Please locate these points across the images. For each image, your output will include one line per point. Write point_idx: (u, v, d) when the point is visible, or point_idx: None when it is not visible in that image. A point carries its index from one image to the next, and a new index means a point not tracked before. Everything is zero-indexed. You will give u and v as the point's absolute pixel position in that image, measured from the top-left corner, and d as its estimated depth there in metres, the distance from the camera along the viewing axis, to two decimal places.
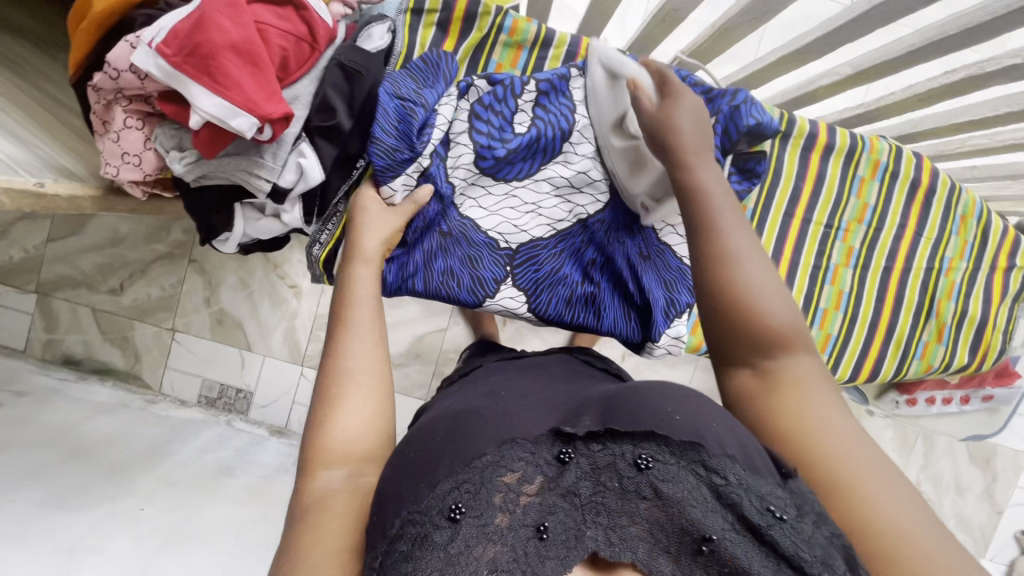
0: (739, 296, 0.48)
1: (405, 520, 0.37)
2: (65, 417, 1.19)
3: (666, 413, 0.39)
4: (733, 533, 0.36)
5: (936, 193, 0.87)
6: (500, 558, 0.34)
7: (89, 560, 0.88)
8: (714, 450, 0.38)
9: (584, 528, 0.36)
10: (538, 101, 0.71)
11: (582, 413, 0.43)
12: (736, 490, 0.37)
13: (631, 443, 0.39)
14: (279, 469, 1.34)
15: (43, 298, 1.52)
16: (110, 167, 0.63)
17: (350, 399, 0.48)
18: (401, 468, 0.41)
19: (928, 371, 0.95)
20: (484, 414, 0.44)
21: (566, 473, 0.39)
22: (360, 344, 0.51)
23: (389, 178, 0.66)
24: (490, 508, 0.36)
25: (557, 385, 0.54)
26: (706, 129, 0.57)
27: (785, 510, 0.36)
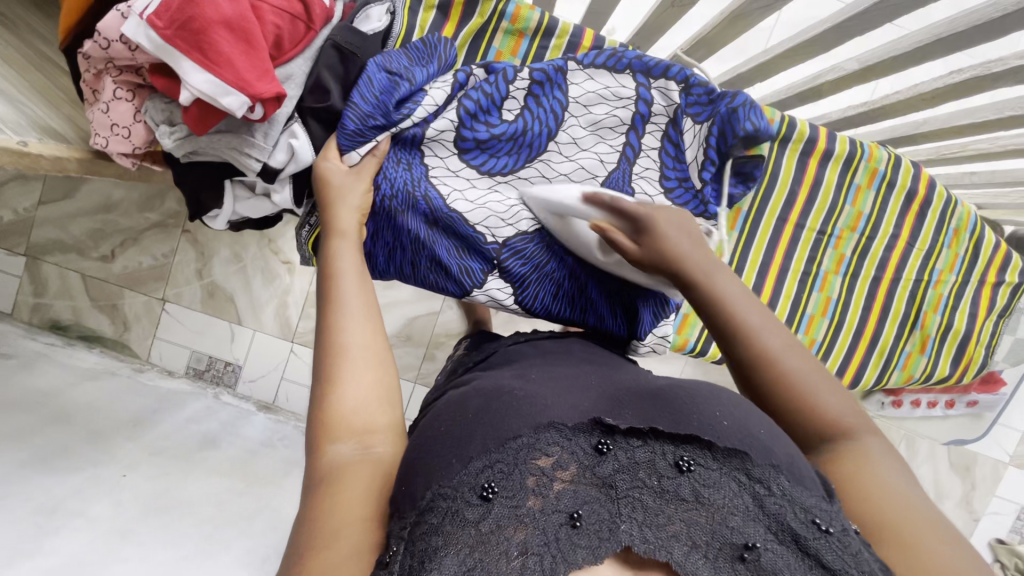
0: (788, 392, 0.49)
1: (436, 494, 0.38)
2: (51, 382, 1.20)
3: (717, 418, 0.43)
4: (774, 543, 0.38)
5: (932, 205, 0.86)
6: (531, 541, 0.36)
7: (69, 524, 0.89)
8: (759, 461, 0.41)
9: (618, 521, 0.38)
10: (531, 89, 0.71)
11: (624, 407, 0.46)
12: (778, 501, 0.40)
13: (673, 445, 0.42)
14: (266, 443, 1.35)
15: (32, 262, 1.51)
16: (99, 138, 0.63)
17: (349, 372, 0.48)
18: (428, 444, 0.43)
19: (909, 381, 0.97)
20: (518, 395, 0.45)
21: (602, 464, 0.41)
22: (353, 321, 0.51)
23: (355, 144, 0.64)
24: (522, 490, 0.38)
25: (588, 369, 0.57)
26: (692, 232, 0.59)
27: (831, 524, 0.39)
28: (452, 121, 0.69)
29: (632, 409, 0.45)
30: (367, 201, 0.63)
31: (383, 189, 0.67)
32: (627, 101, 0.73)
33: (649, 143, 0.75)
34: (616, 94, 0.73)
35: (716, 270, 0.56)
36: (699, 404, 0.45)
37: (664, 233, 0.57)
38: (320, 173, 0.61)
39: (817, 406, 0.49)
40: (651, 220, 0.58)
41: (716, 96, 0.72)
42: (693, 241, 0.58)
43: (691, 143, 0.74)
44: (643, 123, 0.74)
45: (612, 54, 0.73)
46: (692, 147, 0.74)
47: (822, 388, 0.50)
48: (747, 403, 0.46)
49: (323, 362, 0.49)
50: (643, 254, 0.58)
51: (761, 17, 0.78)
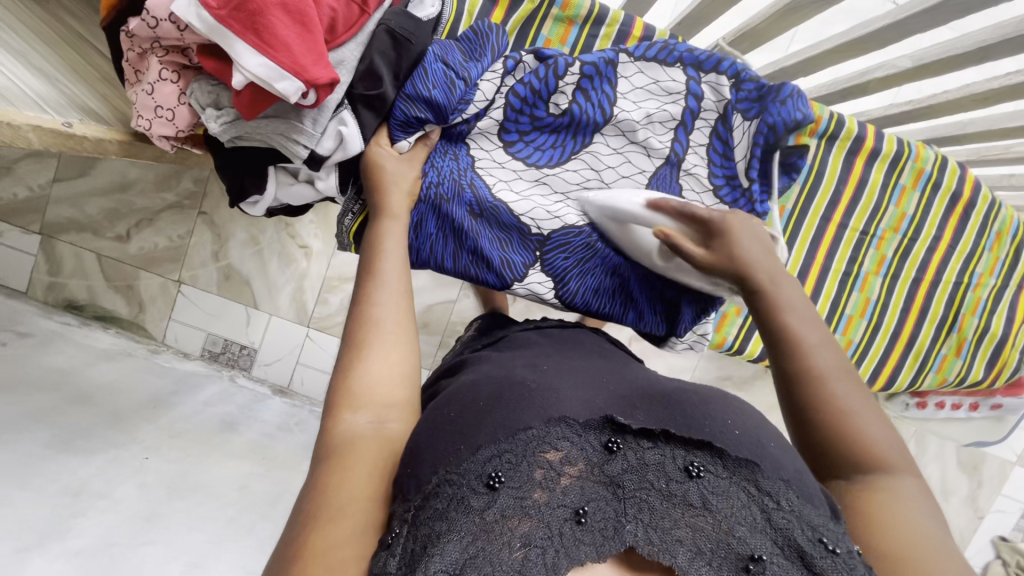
0: (834, 414, 0.47)
1: (442, 480, 0.37)
2: (68, 362, 1.19)
3: (728, 426, 0.43)
4: (780, 557, 0.36)
5: (976, 208, 0.85)
6: (534, 534, 0.34)
7: (95, 504, 0.89)
8: (769, 473, 0.40)
9: (623, 521, 0.36)
10: (580, 84, 0.69)
11: (635, 407, 0.45)
12: (786, 515, 0.38)
13: (684, 450, 0.40)
14: (282, 427, 1.36)
15: (47, 240, 1.49)
16: (143, 120, 0.61)
17: (376, 347, 0.48)
18: (441, 426, 0.42)
19: (942, 383, 0.96)
20: (532, 386, 0.45)
21: (612, 462, 0.39)
22: (388, 296, 0.51)
23: (404, 133, 0.64)
24: (529, 483, 0.37)
25: (599, 364, 0.56)
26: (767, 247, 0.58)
27: (838, 544, 0.38)
28: (497, 119, 0.69)
29: (646, 411, 0.44)
30: (416, 187, 0.63)
31: (430, 177, 0.65)
32: (677, 97, 0.72)
33: (698, 140, 0.73)
34: (666, 89, 0.72)
35: (784, 287, 0.55)
36: (711, 409, 0.44)
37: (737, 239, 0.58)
38: (372, 158, 0.61)
39: (861, 435, 0.46)
40: (722, 224, 0.59)
41: (766, 92, 0.69)
42: (764, 250, 0.58)
43: (740, 140, 0.72)
44: (692, 119, 0.73)
45: (664, 46, 0.72)
46: (740, 145, 0.72)
47: (876, 426, 0.47)
48: (764, 420, 0.45)
49: (354, 330, 0.49)
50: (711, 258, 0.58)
51: (815, 11, 0.76)
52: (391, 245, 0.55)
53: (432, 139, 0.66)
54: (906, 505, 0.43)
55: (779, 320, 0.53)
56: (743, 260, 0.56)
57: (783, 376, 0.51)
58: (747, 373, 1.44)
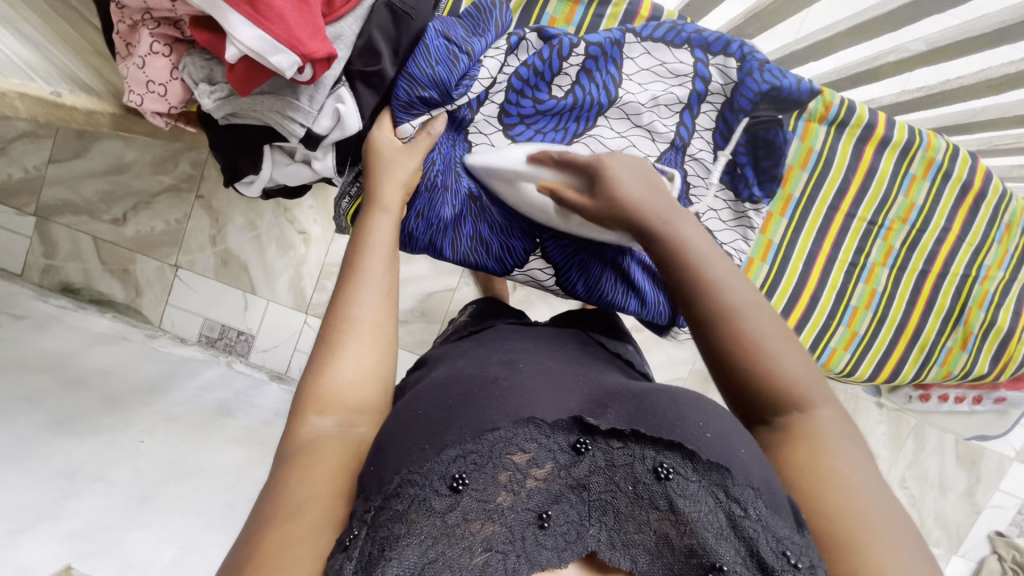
0: (744, 350, 0.46)
1: (404, 480, 0.37)
2: (64, 345, 1.18)
3: (699, 429, 0.40)
4: (743, 569, 0.35)
5: (986, 199, 0.84)
6: (496, 538, 0.34)
7: (89, 486, 0.88)
8: (740, 481, 0.38)
9: (586, 525, 0.36)
10: (585, 65, 0.67)
11: (607, 406, 0.44)
12: (753, 525, 0.37)
13: (654, 450, 0.39)
14: (278, 413, 1.36)
15: (43, 222, 1.48)
16: (134, 96, 0.59)
17: (350, 347, 0.47)
18: (407, 424, 0.43)
19: (946, 377, 0.96)
20: (504, 386, 0.45)
21: (578, 464, 0.38)
22: (368, 296, 0.50)
23: (409, 116, 0.62)
24: (494, 486, 0.36)
25: (575, 364, 0.54)
26: (653, 183, 0.54)
27: (801, 559, 0.37)
28: (499, 103, 0.67)
29: (616, 410, 0.43)
30: (416, 178, 0.59)
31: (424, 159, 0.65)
32: (684, 79, 0.70)
33: (704, 124, 0.72)
34: (673, 71, 0.70)
35: (680, 220, 0.52)
36: (682, 412, 0.41)
37: (619, 180, 0.53)
38: (374, 144, 0.59)
39: (772, 369, 0.46)
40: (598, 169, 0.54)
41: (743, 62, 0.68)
42: (648, 184, 0.54)
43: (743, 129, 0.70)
44: (699, 102, 0.71)
45: (672, 26, 0.70)
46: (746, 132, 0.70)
47: (783, 353, 0.47)
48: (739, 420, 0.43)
49: (329, 328, 0.48)
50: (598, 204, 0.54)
51: None
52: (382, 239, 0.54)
53: (436, 129, 0.62)
54: (831, 446, 0.44)
55: (686, 259, 0.49)
56: (630, 202, 0.52)
57: (692, 317, 0.49)
58: None
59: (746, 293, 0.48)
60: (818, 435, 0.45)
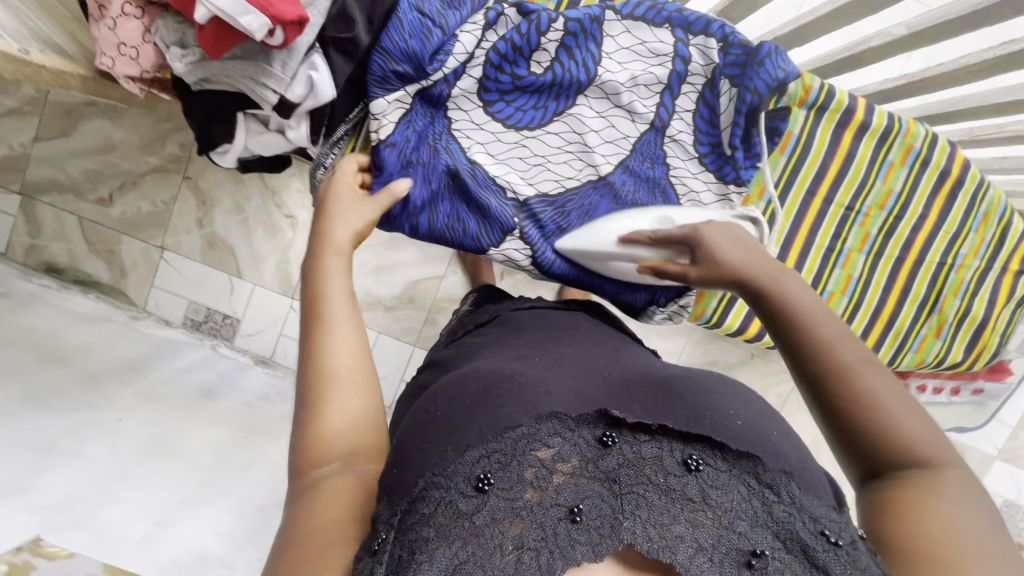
0: (864, 408, 0.46)
1: (428, 483, 0.39)
2: (45, 323, 1.18)
3: (730, 416, 0.46)
4: (781, 551, 0.39)
5: (963, 187, 0.84)
6: (527, 536, 0.36)
7: (64, 461, 0.88)
8: (770, 466, 0.43)
9: (619, 518, 0.38)
10: (564, 41, 0.66)
11: (632, 400, 0.47)
12: (787, 508, 0.41)
13: (681, 443, 0.43)
14: (262, 397, 1.35)
15: (28, 201, 1.47)
16: (105, 58, 0.59)
17: (336, 396, 0.47)
18: (425, 427, 0.45)
19: (920, 365, 0.96)
20: (520, 380, 0.46)
21: (606, 458, 0.41)
22: (343, 343, 0.50)
23: (383, 90, 0.63)
24: (519, 483, 0.38)
25: (593, 348, 0.58)
26: (749, 247, 0.57)
27: (839, 535, 0.40)
28: (476, 77, 0.67)
29: (642, 404, 0.46)
30: (368, 229, 0.61)
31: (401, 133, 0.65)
32: (664, 58, 0.70)
33: (683, 105, 0.72)
34: (653, 50, 0.70)
35: (788, 283, 0.53)
36: (713, 402, 0.47)
37: (715, 245, 0.58)
38: (330, 187, 0.61)
39: (894, 427, 0.45)
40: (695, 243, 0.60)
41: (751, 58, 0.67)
42: (744, 246, 0.58)
43: (726, 107, 0.70)
44: (679, 83, 0.71)
45: (652, 6, 0.68)
46: (726, 112, 0.71)
47: (904, 412, 0.46)
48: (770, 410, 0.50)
49: (308, 384, 0.48)
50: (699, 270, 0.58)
51: None
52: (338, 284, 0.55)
53: (398, 190, 0.63)
54: (938, 491, 0.43)
55: (792, 318, 0.50)
56: (732, 266, 0.56)
57: (804, 376, 0.49)
58: (733, 359, 1.44)
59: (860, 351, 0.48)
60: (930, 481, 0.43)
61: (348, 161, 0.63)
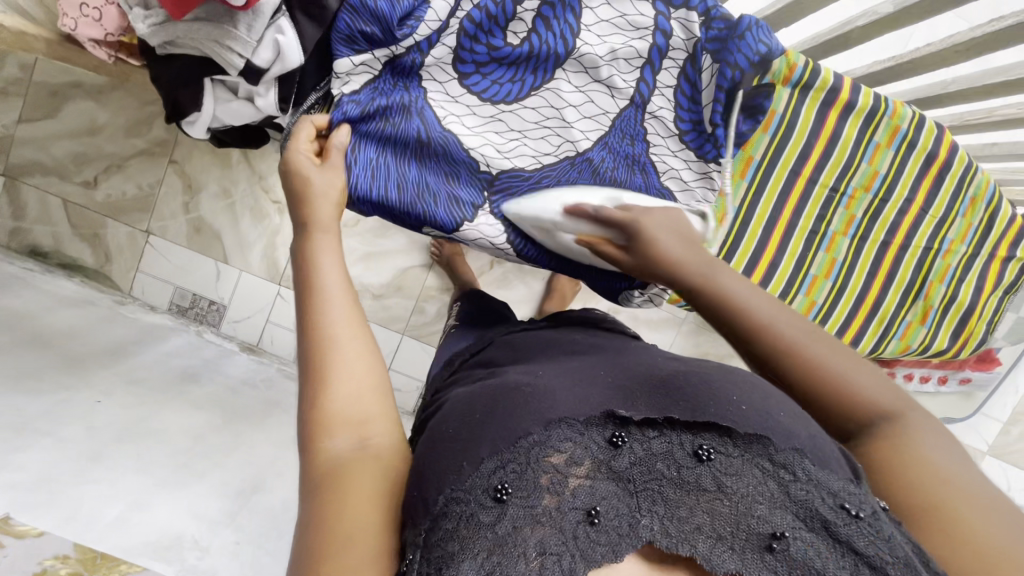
0: (823, 380, 0.47)
1: (449, 498, 0.39)
2: (25, 304, 1.17)
3: (736, 403, 0.43)
4: (804, 532, 0.38)
5: (951, 170, 0.82)
6: (548, 541, 0.36)
7: (38, 442, 0.87)
8: (781, 445, 0.41)
9: (638, 516, 0.38)
10: (541, 12, 0.65)
11: (636, 397, 0.45)
12: (805, 486, 0.40)
13: (690, 434, 0.42)
14: (246, 382, 1.34)
15: (12, 183, 1.46)
16: (67, 19, 0.58)
17: (338, 373, 0.47)
18: (438, 444, 0.43)
19: (905, 352, 0.95)
20: (527, 391, 0.45)
21: (618, 458, 0.41)
22: (340, 315, 0.50)
23: (350, 50, 0.61)
24: (537, 490, 0.38)
25: (595, 358, 0.55)
26: (684, 233, 0.59)
27: (860, 507, 0.39)
28: (451, 46, 0.65)
29: (648, 401, 0.45)
30: (343, 196, 0.61)
31: (365, 95, 0.63)
32: (644, 32, 0.68)
33: (665, 81, 0.70)
34: (633, 24, 0.67)
35: (721, 272, 0.55)
36: (716, 390, 0.44)
37: (654, 237, 0.58)
38: (288, 162, 0.59)
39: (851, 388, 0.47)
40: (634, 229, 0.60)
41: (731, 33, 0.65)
42: (680, 232, 0.59)
43: (707, 83, 0.69)
44: (660, 58, 0.69)
45: None
46: (707, 88, 0.69)
47: (857, 369, 0.48)
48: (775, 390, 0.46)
49: (311, 360, 0.48)
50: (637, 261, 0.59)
51: None
52: (328, 259, 0.54)
53: (341, 142, 0.63)
54: (924, 440, 0.44)
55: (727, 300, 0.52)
56: (670, 259, 0.56)
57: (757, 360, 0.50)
58: (722, 350, 1.43)
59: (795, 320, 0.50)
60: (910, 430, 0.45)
61: (303, 123, 0.62)
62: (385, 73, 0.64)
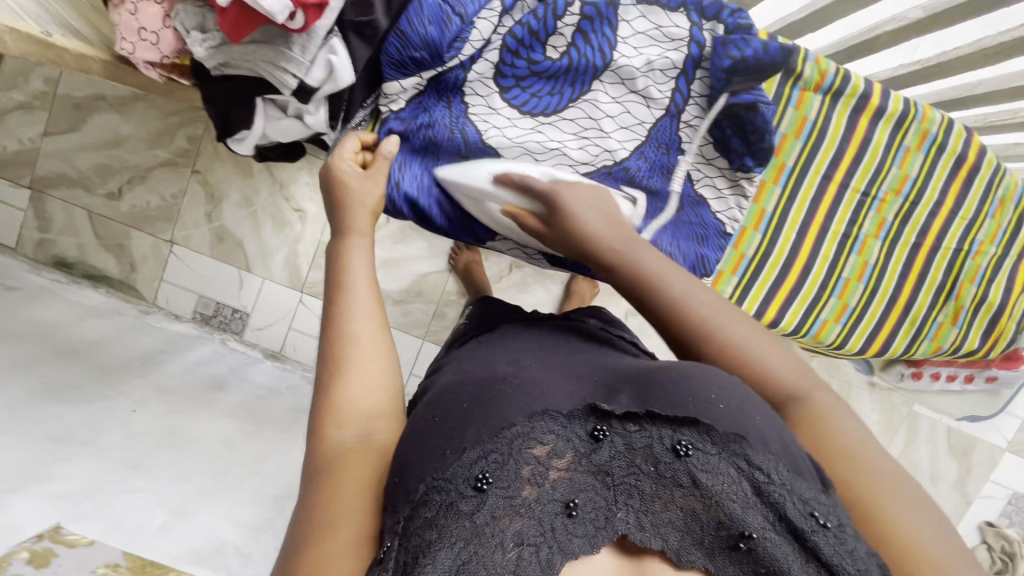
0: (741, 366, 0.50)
1: (430, 487, 0.39)
2: (57, 316, 1.18)
3: (712, 401, 0.43)
4: (772, 532, 0.39)
5: (980, 172, 0.84)
6: (527, 532, 0.37)
7: (80, 452, 0.88)
8: (758, 448, 0.42)
9: (615, 509, 0.40)
10: (580, 26, 0.66)
11: (619, 391, 0.46)
12: (779, 490, 0.40)
13: (671, 429, 0.42)
14: (272, 390, 1.35)
15: (37, 196, 1.48)
16: (125, 43, 0.59)
17: (357, 369, 0.48)
18: (420, 434, 0.44)
19: (936, 352, 0.96)
20: (513, 383, 0.47)
21: (599, 450, 0.42)
22: (362, 311, 0.52)
23: (400, 75, 0.63)
24: (517, 480, 0.39)
25: (580, 354, 0.57)
26: (610, 211, 0.58)
27: (828, 517, 0.40)
28: (493, 62, 0.66)
29: (629, 392, 0.46)
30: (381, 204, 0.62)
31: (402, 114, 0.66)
32: (679, 43, 0.68)
33: (700, 91, 0.70)
34: (669, 35, 0.68)
35: (639, 247, 0.55)
36: (694, 388, 0.44)
37: (577, 216, 0.56)
38: (334, 173, 0.60)
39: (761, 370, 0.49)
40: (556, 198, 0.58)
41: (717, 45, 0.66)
42: (607, 215, 0.58)
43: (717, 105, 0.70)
44: (694, 68, 0.69)
45: None
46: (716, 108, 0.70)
47: (762, 348, 0.51)
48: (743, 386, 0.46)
49: (329, 350, 0.49)
50: (558, 238, 0.58)
51: None
52: (359, 263, 0.55)
53: (389, 152, 0.63)
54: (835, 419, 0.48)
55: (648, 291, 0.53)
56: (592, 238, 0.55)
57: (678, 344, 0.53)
58: None
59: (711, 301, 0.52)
60: (822, 413, 0.48)
61: (349, 136, 0.64)
62: (427, 92, 0.67)
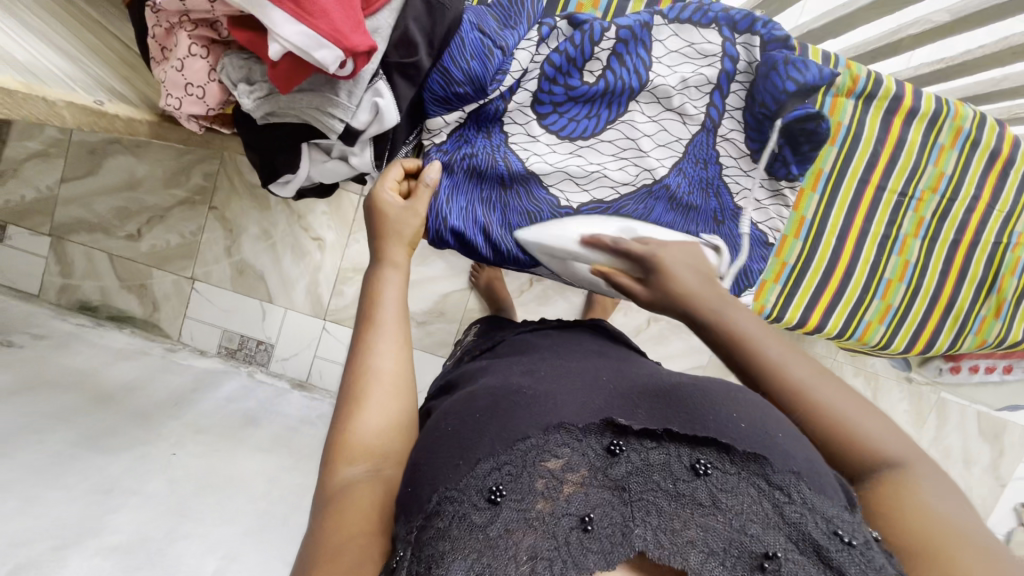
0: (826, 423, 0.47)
1: (443, 497, 0.38)
2: (87, 361, 1.17)
3: (734, 419, 0.43)
4: (796, 553, 0.36)
5: (1014, 165, 0.85)
6: (540, 546, 0.35)
7: (127, 501, 0.87)
8: (779, 467, 0.40)
9: (630, 526, 0.37)
10: (616, 49, 0.66)
11: (637, 407, 0.46)
12: (798, 509, 0.38)
13: (690, 447, 0.41)
14: (304, 420, 1.33)
15: (57, 242, 1.48)
16: (172, 99, 0.60)
17: (375, 398, 0.48)
18: (434, 444, 0.44)
19: (981, 346, 0.95)
20: (528, 394, 0.46)
21: (615, 466, 0.40)
22: (387, 346, 0.51)
23: (443, 110, 0.65)
24: (531, 494, 0.37)
25: (598, 362, 0.58)
26: (705, 273, 0.59)
27: (852, 536, 0.37)
28: (532, 90, 0.67)
29: (648, 408, 0.45)
30: (417, 235, 0.62)
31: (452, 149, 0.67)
32: (713, 59, 0.69)
33: (734, 104, 0.71)
34: (702, 51, 0.69)
35: (732, 306, 0.55)
36: (716, 404, 0.44)
37: (674, 273, 0.59)
38: (375, 201, 0.60)
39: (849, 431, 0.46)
40: (656, 262, 0.60)
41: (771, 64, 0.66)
42: (701, 276, 0.59)
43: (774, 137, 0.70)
44: (728, 82, 0.70)
45: (698, 7, 0.69)
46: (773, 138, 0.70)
47: (860, 414, 0.47)
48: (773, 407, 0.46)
49: (349, 384, 0.49)
50: (652, 295, 0.59)
51: None
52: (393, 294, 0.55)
53: (431, 179, 0.64)
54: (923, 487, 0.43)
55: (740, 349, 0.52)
56: (685, 295, 0.57)
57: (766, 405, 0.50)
58: None
59: (803, 363, 0.49)
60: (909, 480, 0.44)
61: (394, 166, 0.64)
62: (466, 126, 0.68)
